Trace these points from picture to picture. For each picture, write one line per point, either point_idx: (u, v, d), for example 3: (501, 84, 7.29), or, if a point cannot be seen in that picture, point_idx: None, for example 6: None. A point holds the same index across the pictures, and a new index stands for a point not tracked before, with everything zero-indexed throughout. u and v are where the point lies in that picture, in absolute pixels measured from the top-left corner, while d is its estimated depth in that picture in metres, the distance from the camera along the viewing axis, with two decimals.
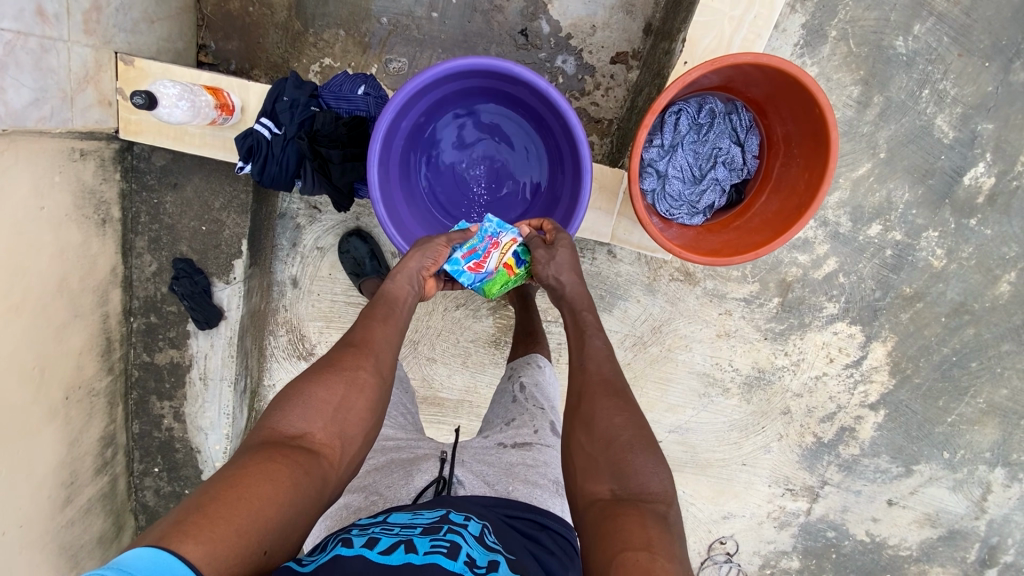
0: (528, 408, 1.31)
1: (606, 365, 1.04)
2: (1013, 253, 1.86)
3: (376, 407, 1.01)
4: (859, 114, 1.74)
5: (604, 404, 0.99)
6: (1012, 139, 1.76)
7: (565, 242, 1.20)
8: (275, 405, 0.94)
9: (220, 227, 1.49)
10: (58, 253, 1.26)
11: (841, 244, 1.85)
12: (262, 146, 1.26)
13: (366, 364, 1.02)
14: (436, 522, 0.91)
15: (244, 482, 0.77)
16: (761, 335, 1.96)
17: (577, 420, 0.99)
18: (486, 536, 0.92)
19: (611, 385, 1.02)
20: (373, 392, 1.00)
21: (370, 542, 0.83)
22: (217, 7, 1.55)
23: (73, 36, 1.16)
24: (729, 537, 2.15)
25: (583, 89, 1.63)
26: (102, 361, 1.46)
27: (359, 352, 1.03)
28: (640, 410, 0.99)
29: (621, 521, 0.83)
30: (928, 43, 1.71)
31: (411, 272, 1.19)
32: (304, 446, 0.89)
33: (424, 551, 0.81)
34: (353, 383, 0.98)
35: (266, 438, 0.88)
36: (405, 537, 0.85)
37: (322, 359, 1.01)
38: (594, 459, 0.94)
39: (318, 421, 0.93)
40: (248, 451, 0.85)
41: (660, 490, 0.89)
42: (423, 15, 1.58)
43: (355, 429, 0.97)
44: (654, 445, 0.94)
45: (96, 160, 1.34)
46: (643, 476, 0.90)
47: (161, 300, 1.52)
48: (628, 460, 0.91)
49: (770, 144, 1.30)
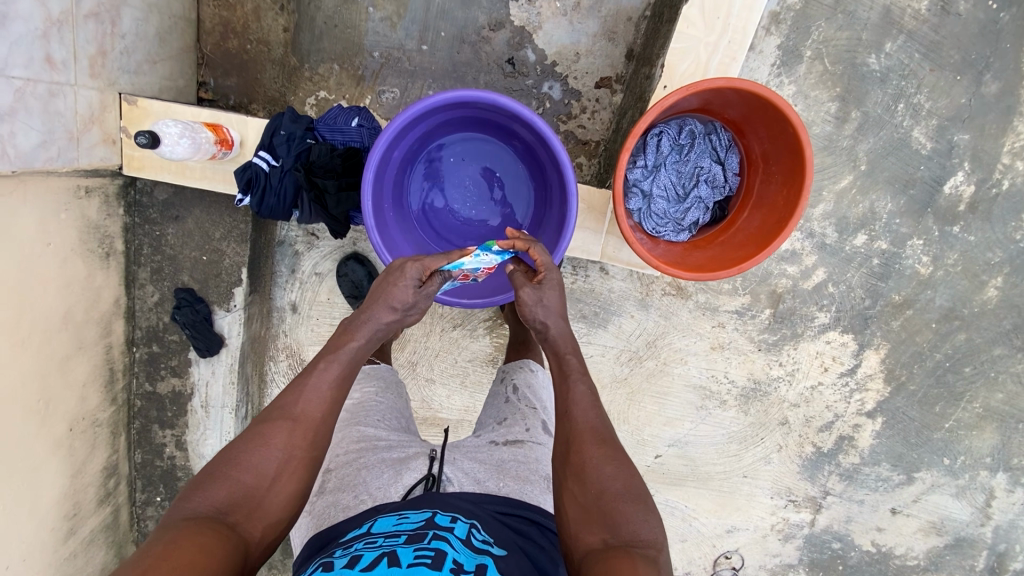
0: (520, 408, 1.32)
1: (592, 414, 1.09)
2: (997, 259, 1.91)
3: (308, 487, 0.97)
4: (838, 129, 1.77)
5: (593, 453, 1.03)
6: (987, 148, 1.80)
7: (553, 283, 1.15)
8: (200, 479, 0.90)
9: (220, 256, 1.53)
10: (65, 288, 1.29)
11: (828, 255, 1.89)
12: (260, 179, 1.29)
13: (304, 441, 0.97)
14: (420, 529, 0.87)
15: (169, 560, 0.74)
16: (754, 347, 1.99)
17: (567, 470, 1.03)
18: (473, 536, 0.90)
19: (599, 433, 1.06)
20: (307, 473, 0.97)
21: (352, 560, 0.80)
22: (216, 45, 1.62)
23: (79, 80, 1.20)
24: (734, 552, 2.24)
25: (570, 113, 1.69)
26: (105, 392, 1.49)
27: (298, 425, 0.97)
28: (628, 459, 1.04)
29: (614, 564, 0.87)
30: (900, 59, 1.72)
31: (370, 326, 1.08)
32: (226, 529, 0.84)
33: (407, 563, 0.77)
34: (288, 463, 0.94)
35: (187, 514, 0.84)
36: (388, 548, 0.82)
37: (255, 429, 0.96)
38: (585, 508, 0.97)
39: (245, 502, 0.89)
40: (171, 526, 0.81)
41: (650, 537, 0.94)
42: (414, 47, 1.64)
43: (281, 513, 0.92)
44: (643, 497, 0.99)
45: (100, 195, 1.36)
46: (634, 524, 0.95)
47: (163, 330, 1.55)
48: (618, 509, 0.96)
49: (750, 161, 1.34)
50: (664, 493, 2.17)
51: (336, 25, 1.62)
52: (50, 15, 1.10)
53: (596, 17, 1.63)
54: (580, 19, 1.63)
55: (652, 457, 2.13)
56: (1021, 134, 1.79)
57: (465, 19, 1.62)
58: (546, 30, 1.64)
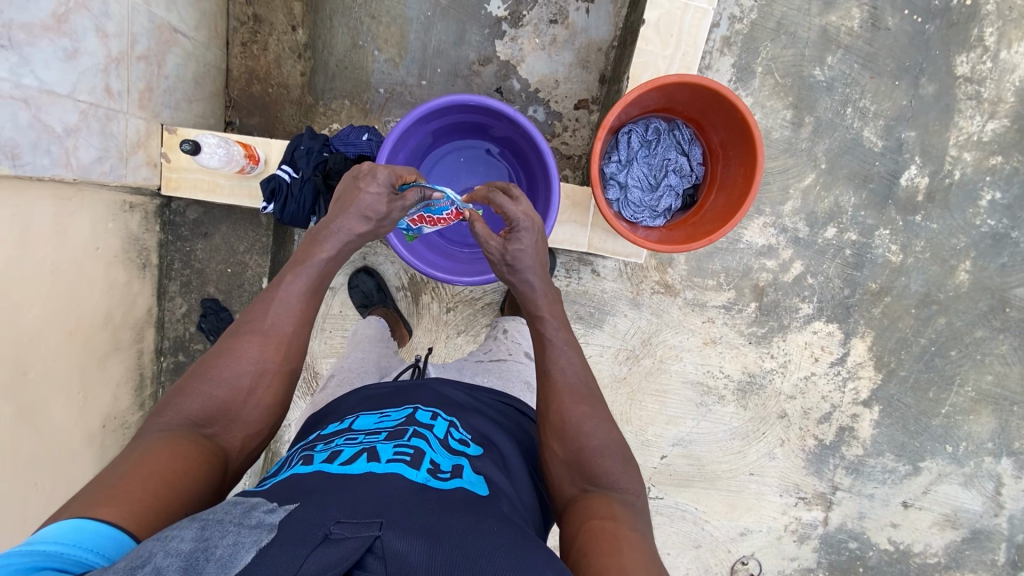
0: (506, 340, 1.59)
1: (569, 372, 1.16)
2: (962, 244, 2.04)
3: (283, 398, 1.06)
4: (795, 133, 1.97)
5: (572, 411, 1.09)
6: (934, 143, 1.99)
7: (519, 236, 1.25)
8: (178, 391, 0.97)
9: (243, 268, 1.70)
10: (106, 290, 1.44)
11: (803, 248, 2.03)
12: (283, 188, 1.48)
13: (274, 354, 1.04)
14: (400, 427, 0.97)
15: (149, 464, 0.82)
16: (745, 340, 2.09)
17: (548, 428, 1.10)
18: (450, 436, 1.00)
19: (577, 391, 1.13)
20: (280, 384, 1.04)
21: (334, 454, 0.89)
22: (242, 90, 1.86)
23: (131, 109, 1.40)
24: (750, 557, 2.21)
25: (554, 132, 1.91)
26: (135, 396, 1.60)
27: (267, 339, 1.04)
28: (607, 414, 1.11)
29: (592, 503, 0.98)
30: (842, 70, 1.96)
31: (337, 238, 1.18)
32: (204, 438, 0.93)
33: (386, 459, 0.86)
34: (261, 375, 1.02)
35: (167, 425, 0.93)
36: (369, 445, 0.91)
37: (225, 345, 1.03)
38: (567, 464, 1.05)
39: (220, 413, 0.97)
40: (152, 436, 0.90)
41: (628, 485, 1.03)
42: (414, 83, 1.88)
43: (258, 423, 1.01)
44: (625, 452, 1.07)
45: (142, 212, 1.54)
46: (614, 474, 1.04)
47: (190, 339, 1.70)
48: (598, 463, 1.04)
49: (711, 151, 1.52)
50: (673, 495, 2.17)
51: (346, 67, 1.86)
52: (111, 54, 1.31)
53: (570, 49, 1.87)
54: (557, 51, 1.87)
55: (658, 458, 2.15)
56: (963, 129, 1.99)
57: (458, 57, 1.87)
58: (528, 62, 1.88)
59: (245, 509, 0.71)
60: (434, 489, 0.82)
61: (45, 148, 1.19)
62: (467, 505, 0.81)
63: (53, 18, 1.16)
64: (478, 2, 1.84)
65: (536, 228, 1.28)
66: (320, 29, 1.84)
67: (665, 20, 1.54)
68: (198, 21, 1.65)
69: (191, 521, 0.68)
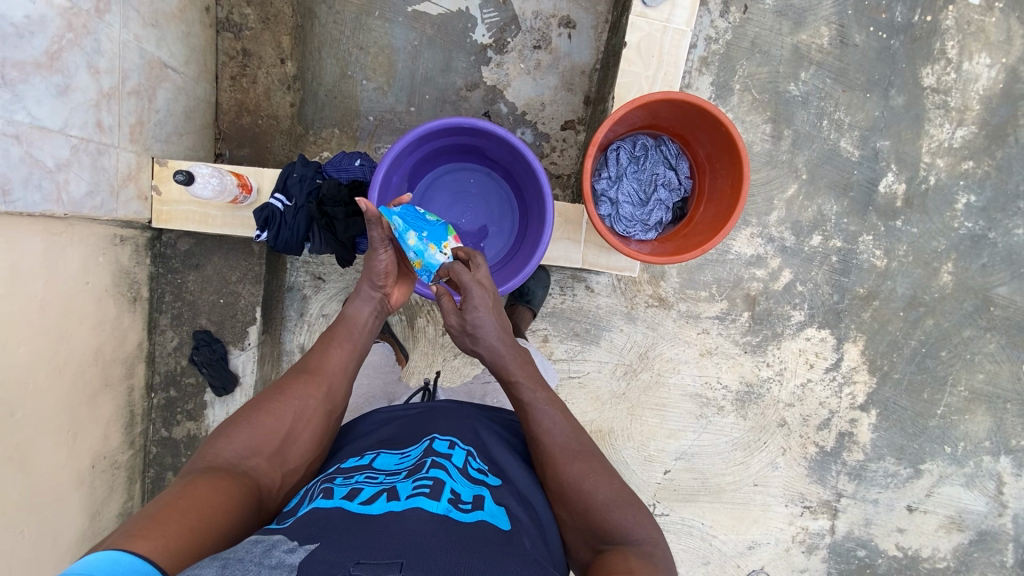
0: None
1: (557, 432, 1.11)
2: (943, 246, 2.10)
3: (321, 436, 1.10)
4: (775, 145, 2.04)
5: (572, 470, 1.06)
6: (908, 151, 2.06)
7: (479, 305, 1.15)
8: (219, 433, 1.00)
9: (236, 298, 1.66)
10: (96, 325, 1.42)
11: (790, 256, 2.07)
12: (276, 216, 1.48)
13: (315, 394, 1.11)
14: (419, 463, 0.96)
15: (195, 495, 0.83)
16: (740, 349, 2.11)
17: (551, 497, 1.06)
18: (469, 466, 1.00)
19: (570, 449, 1.09)
20: (319, 423, 1.10)
21: (353, 491, 0.87)
22: (231, 122, 1.87)
23: (122, 143, 1.40)
24: (759, 571, 2.17)
25: (543, 152, 1.95)
26: (124, 435, 1.56)
27: (310, 379, 1.13)
28: (614, 471, 1.07)
29: (607, 559, 0.91)
30: (815, 85, 2.03)
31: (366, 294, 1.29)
32: (246, 474, 0.95)
33: (406, 496, 0.85)
34: (302, 415, 1.07)
35: (212, 462, 0.95)
36: (388, 485, 0.89)
37: (270, 389, 1.09)
38: (578, 529, 1.01)
39: (259, 451, 1.00)
40: (194, 472, 0.91)
41: (645, 535, 0.96)
42: (403, 110, 1.91)
43: (296, 463, 1.04)
44: (636, 501, 1.02)
45: (132, 245, 1.53)
46: (627, 526, 0.97)
47: (181, 373, 1.66)
48: (608, 519, 0.99)
49: (698, 164, 1.56)
50: (679, 511, 2.14)
51: (336, 97, 1.89)
52: (102, 89, 1.32)
53: (554, 73, 1.92)
54: (541, 75, 1.92)
55: (661, 472, 2.13)
56: (934, 136, 2.07)
57: (445, 83, 1.91)
58: (514, 86, 1.92)
59: (266, 547, 0.71)
60: (456, 521, 0.81)
61: (36, 183, 1.19)
62: (491, 540, 0.80)
63: (45, 56, 1.17)
64: (464, 31, 1.89)
65: (493, 293, 1.20)
66: (309, 60, 1.88)
67: (646, 42, 1.60)
68: (188, 57, 1.68)
69: (213, 560, 0.67)
